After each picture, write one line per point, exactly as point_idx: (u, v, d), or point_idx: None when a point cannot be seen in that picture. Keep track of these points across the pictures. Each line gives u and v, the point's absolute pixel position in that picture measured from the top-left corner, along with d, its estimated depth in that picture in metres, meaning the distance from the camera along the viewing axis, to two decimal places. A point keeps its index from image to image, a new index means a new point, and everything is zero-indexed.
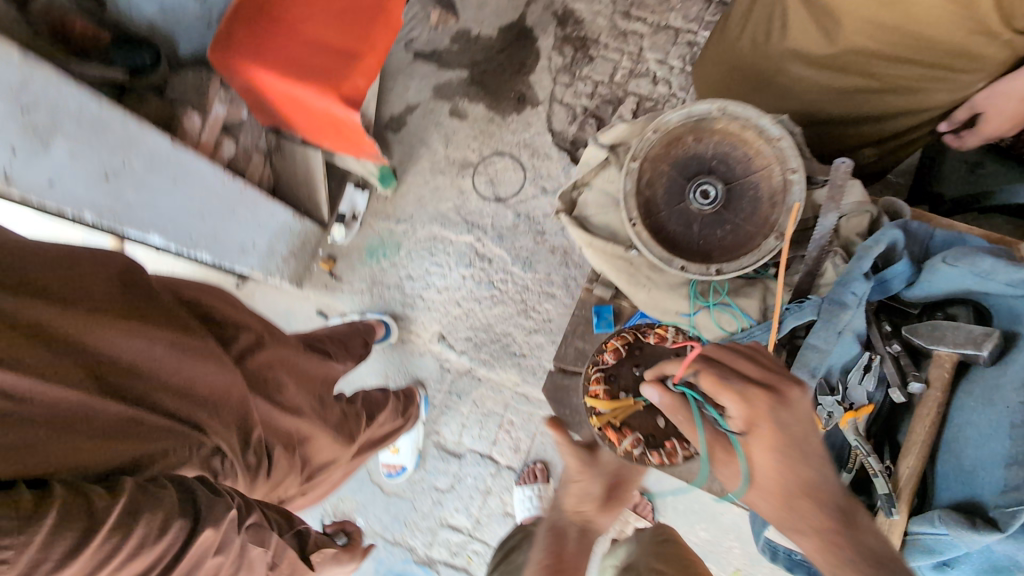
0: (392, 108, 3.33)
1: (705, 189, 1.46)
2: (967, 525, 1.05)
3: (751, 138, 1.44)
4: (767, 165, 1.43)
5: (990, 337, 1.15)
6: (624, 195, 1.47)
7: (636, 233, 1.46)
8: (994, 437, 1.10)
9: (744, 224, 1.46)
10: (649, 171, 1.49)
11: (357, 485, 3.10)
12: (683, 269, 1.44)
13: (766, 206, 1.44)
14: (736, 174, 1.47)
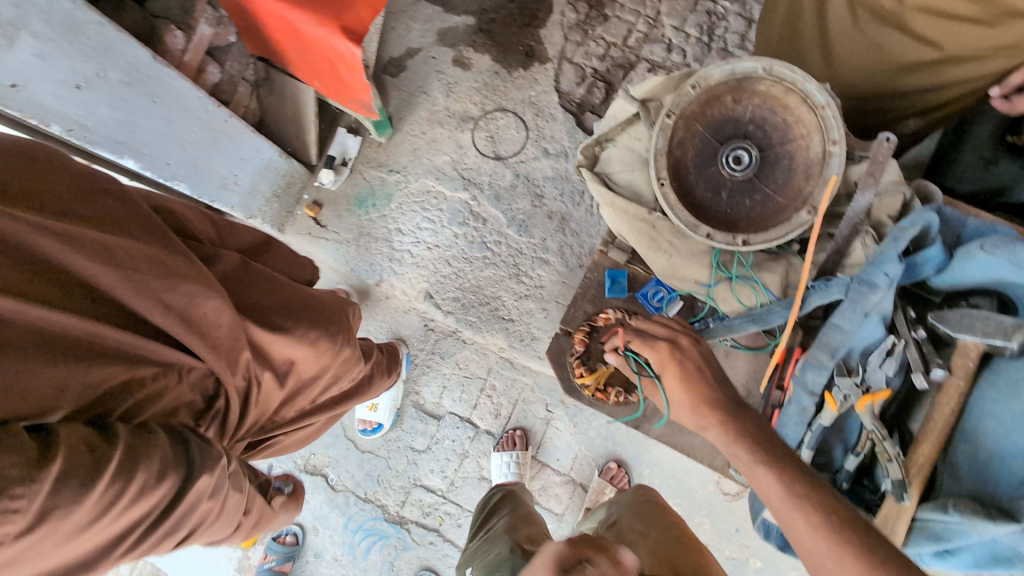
0: (392, 51, 3.14)
1: (739, 154, 1.40)
2: (983, 515, 1.03)
3: (793, 105, 1.38)
4: (806, 135, 1.38)
5: (1022, 328, 1.11)
6: (655, 153, 1.40)
7: (664, 195, 1.40)
8: (1017, 429, 1.08)
9: (775, 195, 1.41)
10: (683, 129, 1.43)
11: (331, 439, 3.03)
12: (709, 237, 1.38)
13: (801, 177, 1.39)
14: (772, 142, 1.42)
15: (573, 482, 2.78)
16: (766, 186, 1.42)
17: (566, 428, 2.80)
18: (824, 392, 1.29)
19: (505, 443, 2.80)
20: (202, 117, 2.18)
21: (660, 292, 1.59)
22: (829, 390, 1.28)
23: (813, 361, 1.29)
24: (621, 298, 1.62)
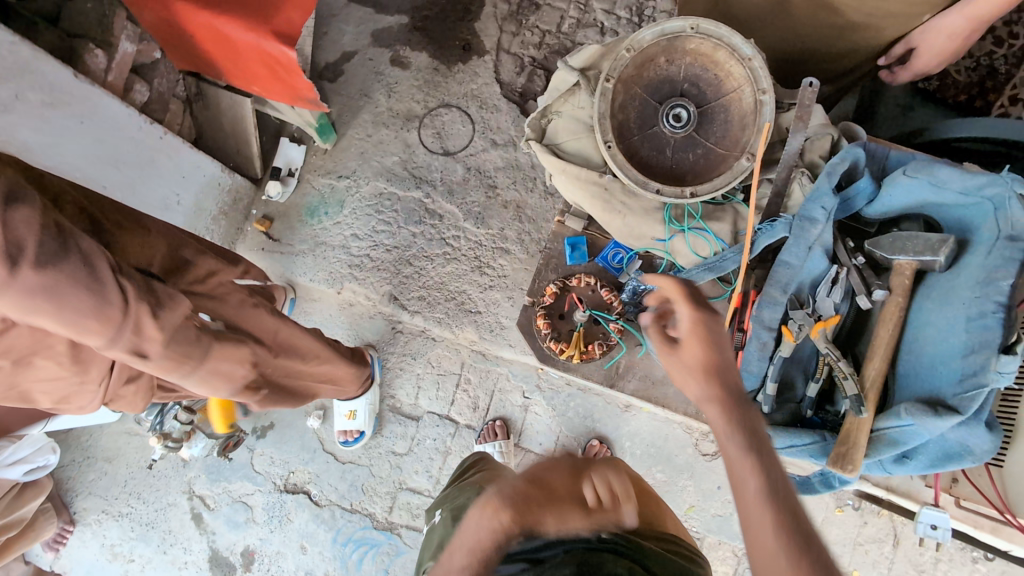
0: (328, 56, 3.11)
1: (678, 111, 1.47)
2: (931, 413, 1.13)
3: (722, 60, 1.46)
4: (737, 87, 1.46)
5: (946, 242, 1.21)
6: (599, 118, 1.46)
7: (612, 157, 1.45)
8: (951, 332, 1.17)
9: (715, 147, 1.48)
10: (622, 93, 1.49)
11: (310, 454, 2.97)
12: (658, 192, 1.44)
13: (737, 128, 1.47)
14: (707, 98, 1.50)
15: None
16: (705, 139, 1.49)
17: (544, 411, 2.83)
18: (782, 326, 1.36)
19: (486, 434, 2.81)
20: (137, 134, 2.11)
21: (619, 253, 1.65)
22: (786, 324, 1.36)
23: (768, 299, 1.36)
24: (582, 263, 1.67)
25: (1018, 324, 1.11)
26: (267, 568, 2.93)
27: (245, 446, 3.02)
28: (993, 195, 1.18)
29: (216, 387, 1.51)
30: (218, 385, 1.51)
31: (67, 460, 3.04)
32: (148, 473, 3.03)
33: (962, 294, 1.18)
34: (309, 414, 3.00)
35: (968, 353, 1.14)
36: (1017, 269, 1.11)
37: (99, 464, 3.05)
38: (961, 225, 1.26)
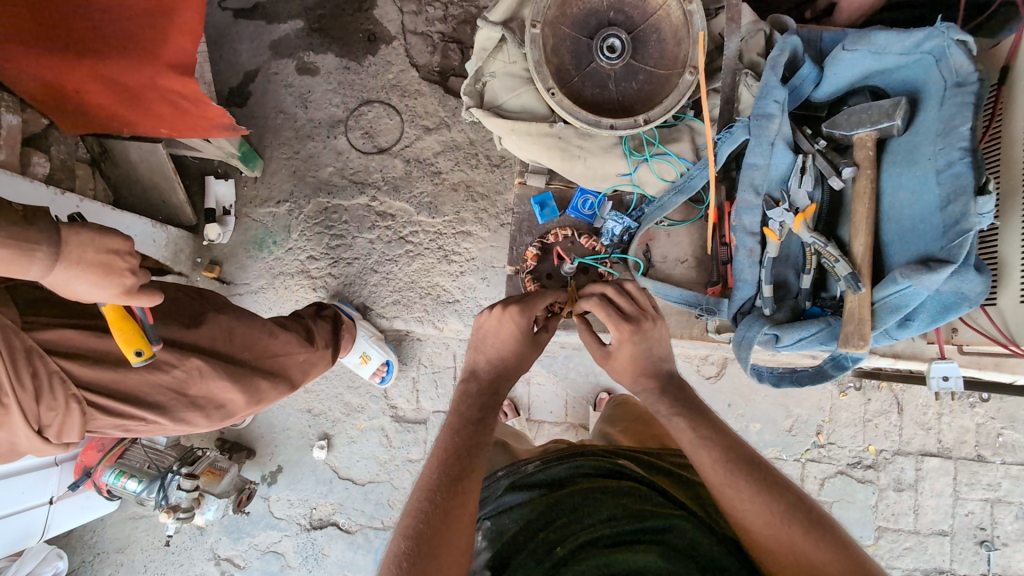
0: (230, 80, 2.94)
1: (611, 41, 1.43)
2: (925, 270, 1.15)
3: None
4: (664, 3, 1.43)
5: (899, 105, 1.22)
6: (535, 66, 1.41)
7: (559, 103, 1.40)
8: (925, 189, 1.19)
9: (655, 69, 1.46)
10: (551, 37, 1.45)
11: (327, 487, 2.90)
12: (613, 127, 1.40)
13: (674, 45, 1.45)
14: (636, 22, 1.46)
15: (573, 426, 2.82)
16: (644, 64, 1.47)
17: (547, 380, 2.83)
18: (763, 228, 1.37)
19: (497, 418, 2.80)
20: (51, 210, 1.96)
21: (588, 200, 1.61)
22: (767, 225, 1.37)
23: (745, 205, 1.37)
24: (555, 218, 1.63)
25: (986, 164, 1.13)
26: None
27: (259, 496, 2.92)
28: (932, 48, 1.19)
29: (91, 287, 1.30)
30: (94, 285, 1.30)
31: (78, 563, 2.91)
32: (166, 551, 2.92)
33: (926, 151, 1.20)
34: (315, 447, 2.92)
35: (946, 205, 1.16)
36: (972, 113, 1.13)
37: (112, 558, 2.92)
38: (908, 86, 1.27)
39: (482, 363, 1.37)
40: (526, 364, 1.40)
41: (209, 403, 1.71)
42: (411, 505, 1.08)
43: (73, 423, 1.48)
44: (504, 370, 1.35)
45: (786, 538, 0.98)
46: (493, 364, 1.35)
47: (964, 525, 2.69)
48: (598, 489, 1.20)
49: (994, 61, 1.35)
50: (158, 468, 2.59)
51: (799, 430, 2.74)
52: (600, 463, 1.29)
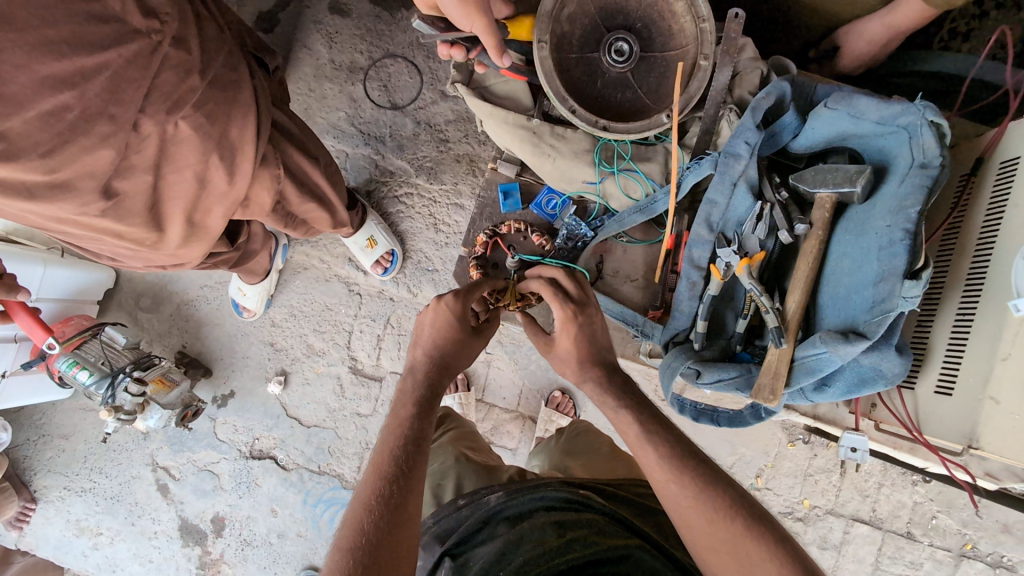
0: (259, 4, 2.92)
1: (619, 45, 1.43)
2: (842, 339, 1.16)
3: (678, 11, 1.42)
4: (684, 45, 1.42)
5: (863, 173, 1.21)
6: (543, 15, 1.37)
7: (541, 61, 1.38)
8: (866, 261, 1.19)
9: (643, 94, 1.47)
10: (574, 6, 1.42)
11: (274, 421, 2.97)
12: (572, 112, 1.39)
13: (670, 85, 1.45)
14: (654, 46, 1.46)
15: (522, 416, 2.87)
16: (637, 84, 1.47)
17: (506, 366, 2.85)
18: (710, 266, 1.38)
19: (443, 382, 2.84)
20: None
21: (552, 200, 1.61)
22: (714, 263, 1.38)
23: (697, 239, 1.39)
24: (516, 211, 1.63)
25: (924, 249, 1.13)
26: (239, 532, 2.96)
27: (206, 415, 3.00)
28: (907, 123, 1.19)
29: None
30: None
31: (23, 439, 3.02)
32: (108, 448, 3.02)
33: (876, 224, 1.19)
34: (270, 380, 2.98)
35: (880, 281, 1.15)
36: (924, 196, 1.13)
37: (56, 441, 3.02)
38: (880, 155, 1.26)
39: (422, 357, 1.34)
40: (469, 356, 1.38)
41: (315, 192, 1.78)
42: (357, 507, 1.06)
43: (261, 190, 1.50)
44: (443, 368, 1.32)
45: (726, 533, 1.01)
46: (435, 357, 1.32)
47: None
48: (557, 521, 1.23)
49: (970, 151, 1.34)
50: (110, 366, 2.62)
51: (739, 468, 2.77)
52: (560, 494, 1.31)
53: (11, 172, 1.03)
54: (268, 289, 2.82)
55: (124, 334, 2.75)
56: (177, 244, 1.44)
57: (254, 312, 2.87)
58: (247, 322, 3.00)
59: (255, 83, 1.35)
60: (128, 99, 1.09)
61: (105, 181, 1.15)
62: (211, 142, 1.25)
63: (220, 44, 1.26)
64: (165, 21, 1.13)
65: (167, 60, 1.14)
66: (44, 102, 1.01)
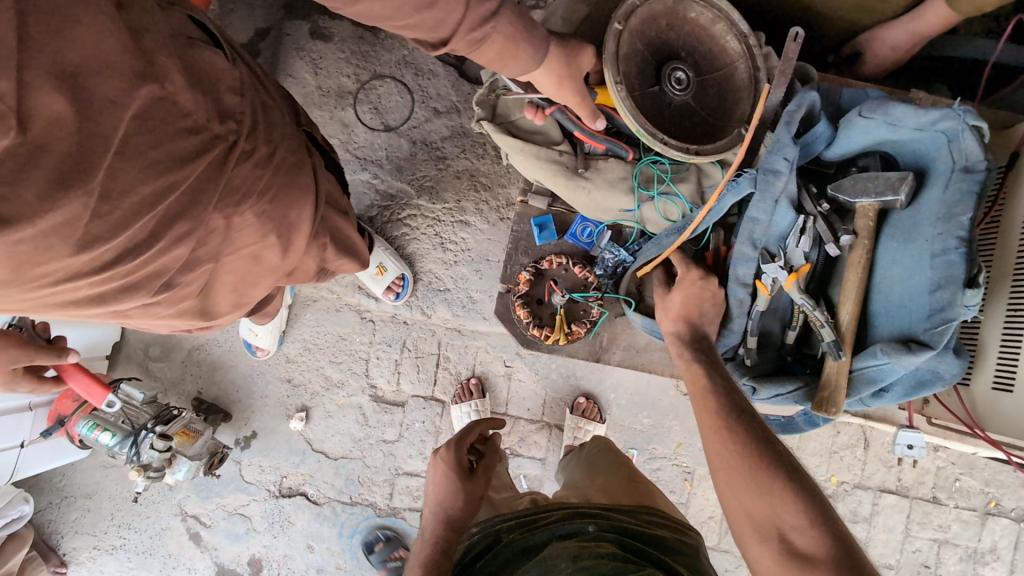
0: (238, 37, 2.83)
1: (678, 74, 1.43)
2: (905, 350, 1.18)
3: (719, 33, 1.46)
4: (732, 63, 1.47)
5: (905, 180, 1.23)
6: (608, 58, 1.34)
7: (622, 103, 1.34)
8: (918, 269, 1.21)
9: (710, 117, 1.48)
10: (627, 43, 1.38)
11: (299, 457, 2.94)
12: (665, 144, 1.36)
13: (732, 101, 1.49)
14: (702, 70, 1.49)
15: (548, 425, 2.85)
16: (700, 107, 1.48)
17: (528, 377, 2.85)
18: (755, 281, 1.39)
19: (461, 394, 2.82)
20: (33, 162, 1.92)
21: (587, 228, 1.68)
22: (760, 278, 1.39)
23: (740, 256, 1.38)
24: (552, 241, 1.69)
25: (979, 256, 1.17)
26: (277, 572, 2.93)
27: (231, 459, 2.95)
28: (947, 128, 1.20)
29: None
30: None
31: (45, 504, 2.94)
32: (133, 503, 2.96)
33: (924, 232, 1.21)
34: (291, 417, 2.94)
35: (936, 289, 1.18)
36: (973, 202, 1.16)
37: (80, 502, 2.96)
38: (918, 158, 1.28)
39: (434, 515, 1.59)
40: (472, 498, 1.62)
41: (348, 244, 1.79)
42: None
43: (308, 262, 1.58)
44: (453, 521, 1.55)
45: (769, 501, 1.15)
46: (440, 511, 1.58)
47: (910, 561, 2.74)
48: (573, 552, 1.20)
49: (1005, 145, 1.40)
50: (132, 424, 2.53)
51: None
52: (573, 527, 1.31)
53: (91, 285, 1.01)
54: (280, 327, 2.81)
55: (140, 390, 2.61)
56: (222, 310, 1.43)
57: (268, 351, 2.83)
58: (261, 360, 2.95)
59: (311, 163, 1.41)
60: (206, 201, 1.08)
61: (168, 279, 1.14)
62: (270, 226, 1.27)
63: (283, 130, 1.29)
64: (240, 121, 1.11)
65: (239, 157, 1.13)
66: (137, 222, 0.98)
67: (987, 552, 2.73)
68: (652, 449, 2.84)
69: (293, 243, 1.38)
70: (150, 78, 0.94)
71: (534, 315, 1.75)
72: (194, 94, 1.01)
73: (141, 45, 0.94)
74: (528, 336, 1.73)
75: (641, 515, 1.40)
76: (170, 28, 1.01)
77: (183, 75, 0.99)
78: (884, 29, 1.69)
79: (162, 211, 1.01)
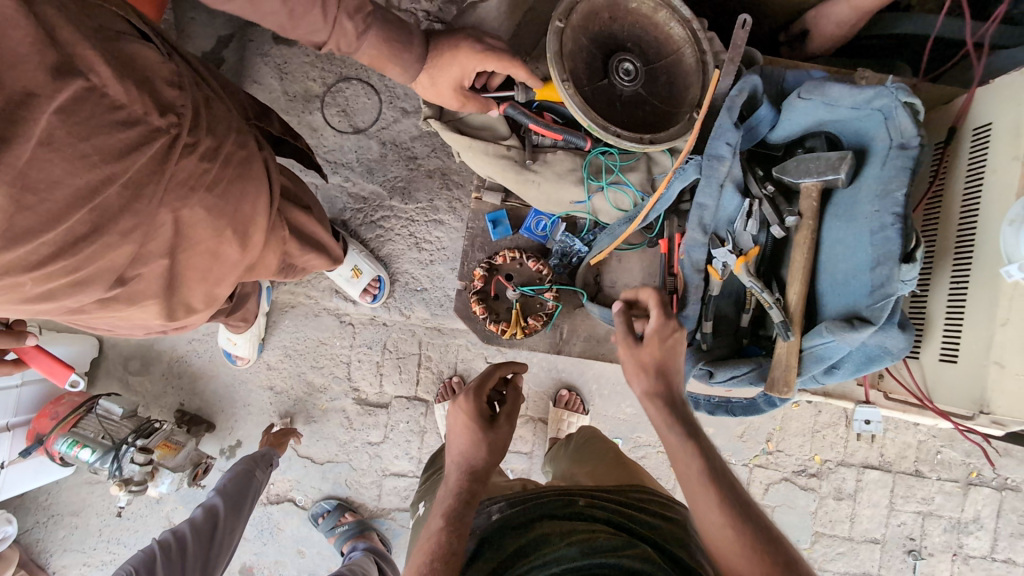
0: (199, 45, 2.79)
1: (626, 65, 1.43)
2: (848, 327, 1.21)
3: (663, 21, 1.44)
4: (678, 49, 1.47)
5: (845, 159, 1.24)
6: (552, 57, 1.33)
7: (571, 101, 1.34)
8: (860, 247, 1.24)
9: (660, 105, 1.48)
10: (570, 41, 1.38)
11: (285, 463, 2.93)
12: (619, 135, 1.36)
13: (682, 87, 1.48)
14: (651, 58, 1.49)
15: (532, 420, 2.84)
16: (652, 96, 1.48)
17: None
18: (707, 267, 1.40)
19: (444, 393, 2.82)
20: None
21: (541, 221, 1.71)
22: (711, 264, 1.40)
23: (692, 242, 1.40)
24: (507, 236, 1.74)
25: (914, 230, 1.19)
26: None
27: (217, 470, 2.94)
28: (881, 106, 1.21)
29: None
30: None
31: (31, 524, 2.92)
32: (121, 518, 2.95)
33: (864, 210, 1.24)
34: (275, 424, 2.93)
35: (876, 266, 1.20)
36: (908, 178, 1.18)
37: (67, 520, 2.94)
38: (859, 138, 1.30)
39: (454, 461, 1.42)
40: (497, 447, 1.44)
41: (313, 241, 1.81)
42: None
43: (269, 261, 1.58)
44: (465, 478, 1.35)
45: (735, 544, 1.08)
46: (460, 462, 1.41)
47: (895, 535, 2.77)
48: (562, 532, 1.14)
49: (943, 121, 1.48)
50: (113, 439, 2.50)
51: (748, 436, 2.80)
52: (558, 503, 1.23)
53: (35, 282, 1.00)
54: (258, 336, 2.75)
55: (120, 404, 2.61)
56: (191, 307, 1.44)
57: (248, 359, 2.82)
58: (242, 369, 2.94)
59: (262, 158, 1.41)
60: (151, 193, 1.08)
61: (118, 276, 1.14)
62: (223, 220, 1.28)
63: (228, 122, 1.28)
64: (182, 114, 1.12)
65: (183, 151, 1.13)
66: (76, 213, 0.97)
67: (970, 522, 2.76)
68: (636, 438, 2.84)
69: (253, 237, 1.40)
70: (74, 71, 0.94)
71: (492, 311, 1.78)
72: (127, 88, 1.01)
73: (56, 38, 0.93)
74: (487, 332, 1.76)
75: (629, 491, 1.31)
76: (96, 26, 1.01)
77: (112, 69, 1.00)
78: (828, 6, 1.66)
79: (97, 206, 1.01)
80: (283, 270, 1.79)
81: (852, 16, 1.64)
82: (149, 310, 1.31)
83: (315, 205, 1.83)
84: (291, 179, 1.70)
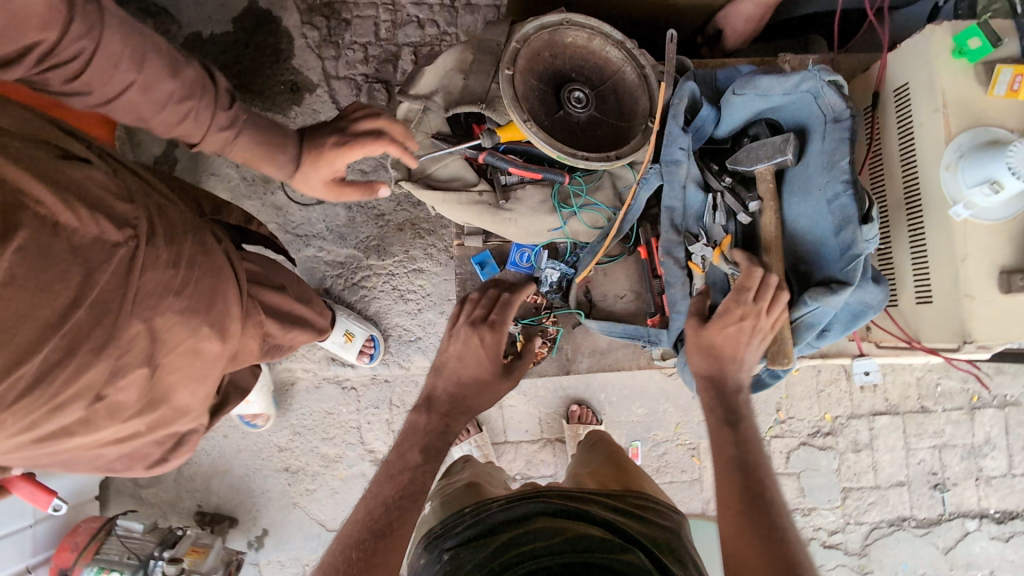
0: (150, 150, 2.82)
1: (576, 94, 1.52)
2: (827, 291, 1.31)
3: (599, 47, 1.55)
4: (618, 69, 1.57)
5: (789, 141, 1.35)
6: (511, 103, 1.42)
7: (535, 137, 1.42)
8: (821, 216, 1.35)
9: (616, 121, 1.56)
10: (522, 84, 1.47)
11: (316, 542, 2.89)
12: (587, 159, 1.45)
13: (631, 103, 1.57)
14: (597, 81, 1.57)
15: (549, 442, 2.85)
16: (607, 117, 1.56)
17: (519, 401, 2.83)
18: (689, 263, 1.52)
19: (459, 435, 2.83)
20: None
21: (525, 253, 1.78)
22: (692, 259, 1.51)
23: (669, 243, 1.51)
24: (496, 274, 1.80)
25: (865, 192, 1.30)
26: None
27: (249, 563, 2.89)
28: (809, 87, 1.32)
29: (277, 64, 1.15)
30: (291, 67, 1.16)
31: None
32: None
33: (816, 182, 1.35)
34: (298, 504, 2.90)
35: (840, 229, 1.31)
36: (848, 147, 1.29)
37: None
38: (796, 119, 1.41)
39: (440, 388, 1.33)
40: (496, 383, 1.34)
41: (294, 318, 1.82)
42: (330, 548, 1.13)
43: (249, 346, 1.57)
44: (420, 429, 1.29)
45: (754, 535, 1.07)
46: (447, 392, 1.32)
47: (918, 473, 2.86)
48: (564, 537, 1.07)
49: (865, 89, 1.63)
50: (138, 556, 2.44)
51: (759, 409, 2.87)
52: (565, 506, 1.18)
53: (14, 414, 1.02)
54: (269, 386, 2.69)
55: (139, 520, 2.56)
56: (188, 410, 1.43)
57: (268, 416, 2.72)
58: (254, 457, 2.90)
59: (219, 250, 1.41)
60: (112, 309, 1.11)
61: (97, 393, 1.14)
62: (197, 317, 1.29)
63: (183, 224, 1.31)
64: (136, 226, 1.17)
65: (146, 264, 1.17)
66: (44, 346, 1.01)
67: (984, 445, 2.87)
68: (655, 437, 2.86)
69: (229, 329, 1.39)
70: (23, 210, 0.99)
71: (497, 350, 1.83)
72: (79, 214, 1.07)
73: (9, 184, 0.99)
74: None
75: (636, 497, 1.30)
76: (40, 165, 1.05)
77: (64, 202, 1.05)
78: (735, 6, 1.80)
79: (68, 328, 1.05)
80: (267, 351, 1.79)
81: (757, 11, 1.79)
82: (139, 419, 1.29)
83: (289, 279, 1.86)
84: (257, 263, 1.70)
